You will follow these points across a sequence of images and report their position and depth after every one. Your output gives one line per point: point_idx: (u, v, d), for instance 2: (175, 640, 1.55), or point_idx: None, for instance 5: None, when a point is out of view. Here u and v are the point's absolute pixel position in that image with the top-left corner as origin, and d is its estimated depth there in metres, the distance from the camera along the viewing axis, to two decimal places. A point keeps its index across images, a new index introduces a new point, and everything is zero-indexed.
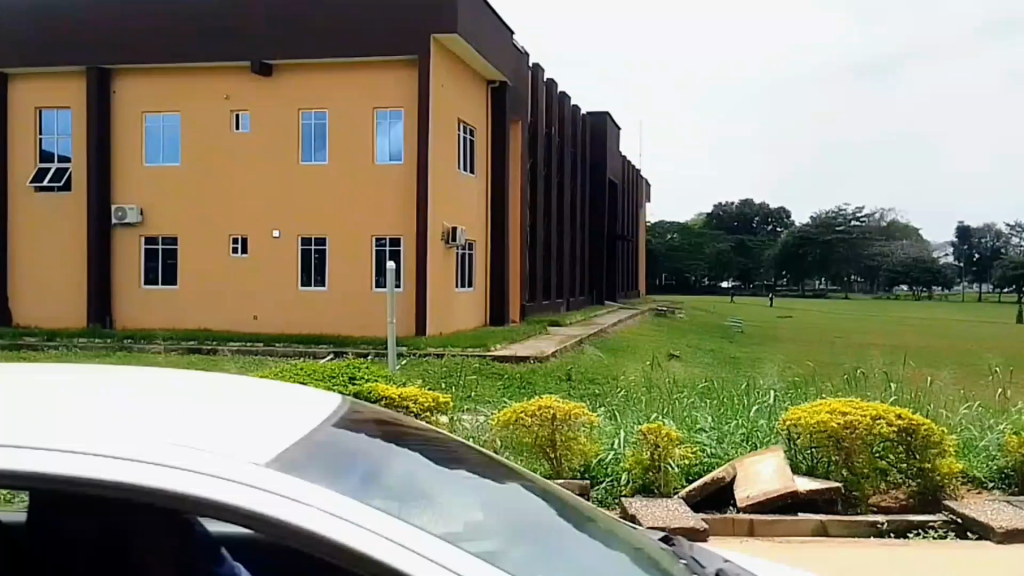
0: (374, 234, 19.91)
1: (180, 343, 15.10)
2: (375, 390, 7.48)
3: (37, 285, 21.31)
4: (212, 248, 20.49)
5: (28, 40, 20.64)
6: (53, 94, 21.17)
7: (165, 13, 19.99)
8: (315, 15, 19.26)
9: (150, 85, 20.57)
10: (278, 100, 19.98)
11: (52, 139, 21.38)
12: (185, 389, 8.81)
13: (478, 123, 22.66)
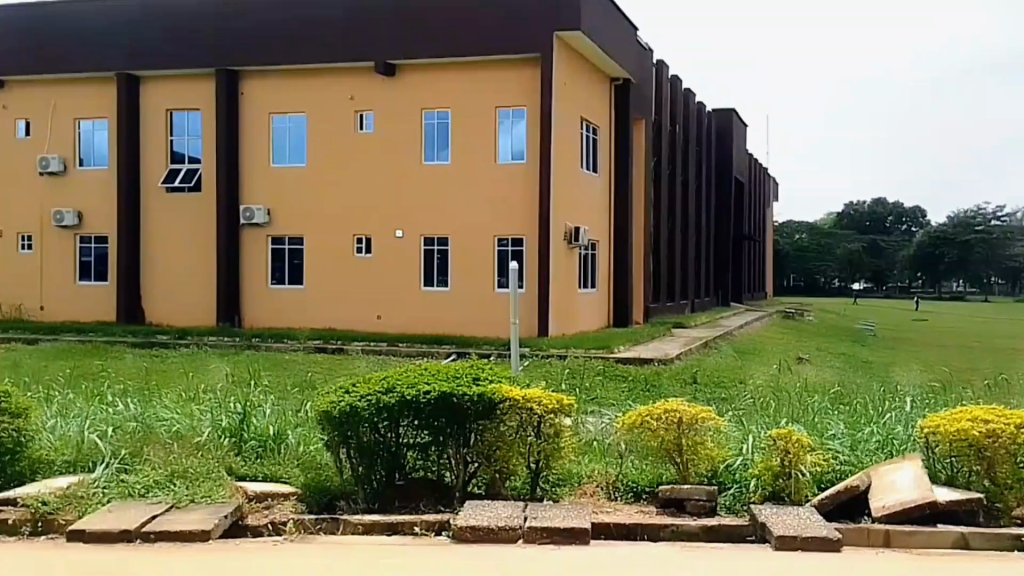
0: (495, 234, 20.06)
1: (308, 342, 15.34)
2: (499, 391, 6.98)
3: (165, 285, 22.06)
4: (339, 247, 20.97)
5: (158, 43, 21.34)
6: (182, 96, 21.85)
7: (289, 15, 20.46)
8: (436, 16, 19.54)
9: (278, 87, 21.09)
10: (399, 100, 20.34)
11: (182, 140, 22.05)
12: (311, 389, 8.95)
13: (602, 122, 22.65)
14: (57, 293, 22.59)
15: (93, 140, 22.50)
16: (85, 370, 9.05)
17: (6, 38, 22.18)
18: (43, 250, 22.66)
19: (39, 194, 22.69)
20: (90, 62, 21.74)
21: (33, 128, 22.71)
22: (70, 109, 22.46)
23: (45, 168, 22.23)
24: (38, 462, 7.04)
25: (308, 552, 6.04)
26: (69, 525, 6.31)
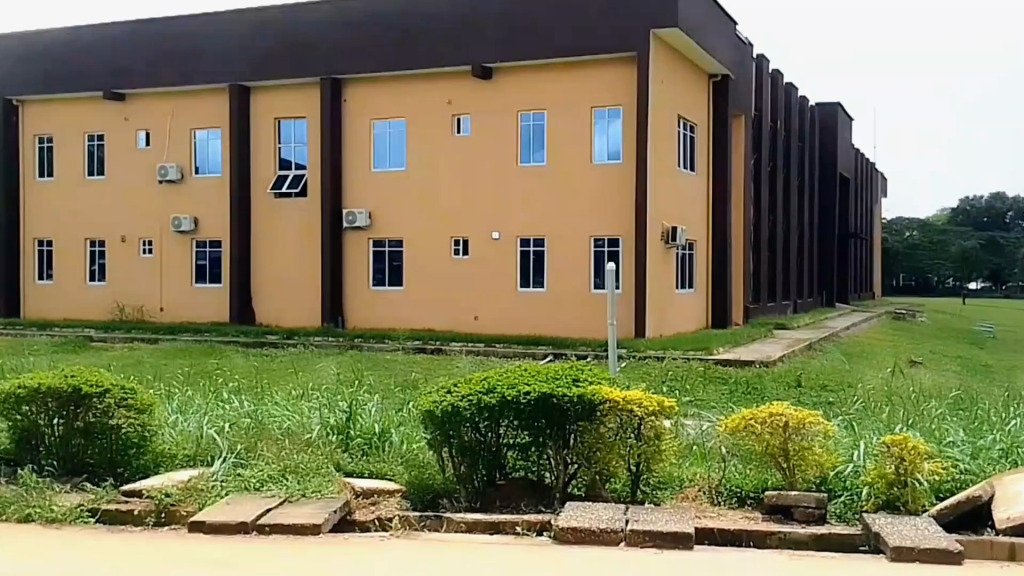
0: (591, 235, 20.01)
1: (408, 343, 15.70)
2: (599, 392, 6.94)
3: (271, 286, 23.00)
4: (435, 249, 21.36)
5: (265, 54, 22.23)
6: (287, 105, 22.68)
7: (388, 22, 20.95)
8: (532, 18, 19.65)
9: (379, 92, 21.63)
10: (496, 103, 20.57)
11: (289, 148, 22.86)
12: (414, 389, 9.16)
13: (700, 118, 22.29)
14: (174, 295, 23.78)
15: (207, 149, 23.60)
16: (202, 368, 9.52)
17: (127, 54, 23.56)
18: (161, 255, 23.90)
19: (157, 201, 23.95)
20: (203, 74, 22.84)
21: (152, 139, 24.00)
22: (185, 119, 23.64)
23: (163, 176, 23.46)
24: (161, 456, 7.43)
25: (422, 548, 6.18)
26: (189, 516, 6.63)
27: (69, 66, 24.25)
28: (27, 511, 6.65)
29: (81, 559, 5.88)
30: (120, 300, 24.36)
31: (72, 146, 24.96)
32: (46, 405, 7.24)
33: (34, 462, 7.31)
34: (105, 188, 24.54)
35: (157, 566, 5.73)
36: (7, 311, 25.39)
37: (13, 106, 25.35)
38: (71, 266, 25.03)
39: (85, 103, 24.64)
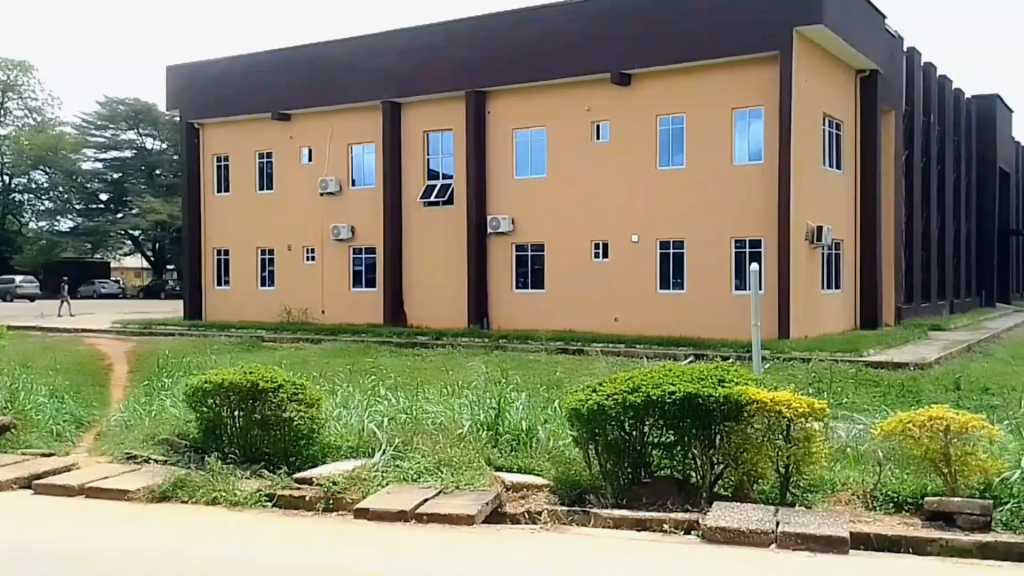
0: (733, 236, 19.74)
1: (552, 344, 16.05)
2: (746, 394, 6.95)
3: (419, 291, 24.06)
4: (576, 252, 21.65)
5: (412, 71, 23.28)
6: (432, 118, 23.63)
7: (527, 35, 21.51)
8: (670, 23, 19.64)
9: (519, 103, 22.23)
10: (636, 109, 20.69)
11: (436, 159, 23.81)
12: (560, 388, 9.46)
13: (846, 116, 21.52)
14: (336, 297, 25.19)
15: (363, 162, 24.95)
16: (361, 366, 10.18)
17: (291, 77, 25.25)
18: (324, 262, 25.43)
19: (320, 212, 25.48)
20: (357, 93, 24.15)
21: (314, 155, 25.60)
22: (342, 136, 25.09)
23: (324, 189, 24.97)
24: (328, 447, 8.05)
25: (574, 542, 6.40)
26: (354, 503, 7.15)
27: (241, 91, 26.27)
28: (215, 494, 7.39)
29: (270, 538, 6.50)
30: (287, 304, 26.07)
31: (243, 163, 27.02)
32: (229, 398, 8.01)
33: (219, 450, 8.11)
34: (272, 201, 26.39)
35: (333, 546, 6.25)
36: (192, 314, 27.68)
37: (196, 129, 27.67)
38: (246, 273, 27.08)
39: (251, 125, 26.65)
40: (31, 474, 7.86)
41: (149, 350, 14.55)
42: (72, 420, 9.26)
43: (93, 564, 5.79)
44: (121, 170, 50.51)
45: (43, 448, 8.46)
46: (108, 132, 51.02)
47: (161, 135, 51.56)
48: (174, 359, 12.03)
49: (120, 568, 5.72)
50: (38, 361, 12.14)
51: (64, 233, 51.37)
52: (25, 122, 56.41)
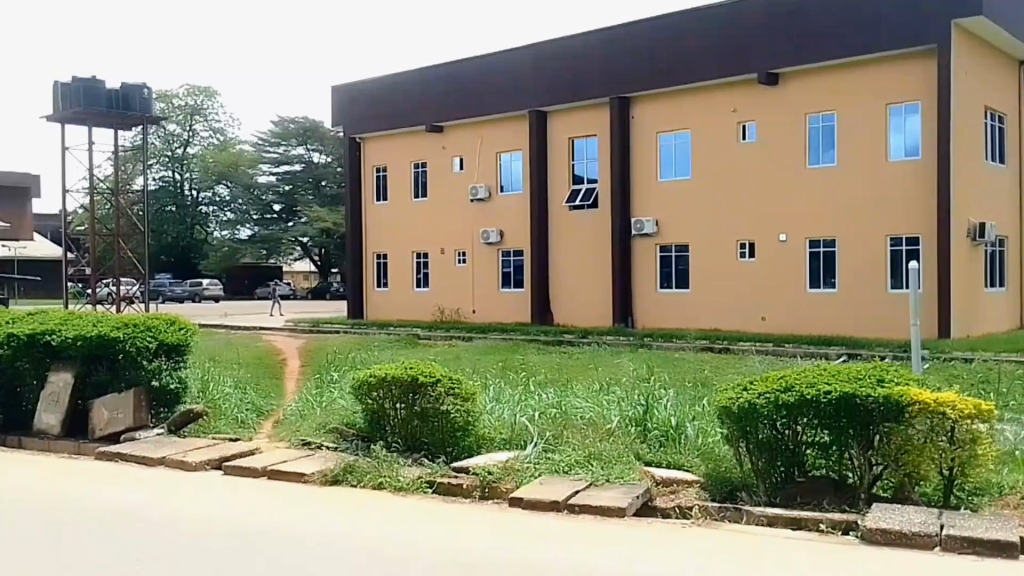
0: (888, 234, 19.02)
1: (696, 343, 16.10)
2: (907, 394, 6.80)
3: (565, 291, 24.59)
4: (723, 252, 21.50)
5: (556, 80, 23.86)
6: (576, 124, 24.11)
7: (669, 41, 21.62)
8: (818, 22, 19.26)
9: (663, 107, 22.35)
10: (783, 108, 20.38)
11: (581, 164, 24.26)
12: (708, 385, 9.64)
13: (1011, 108, 20.24)
14: (486, 298, 26.13)
15: (510, 169, 25.76)
16: (510, 361, 10.70)
17: (443, 91, 26.38)
18: (475, 264, 26.40)
19: (471, 217, 26.46)
20: (504, 103, 24.99)
21: (465, 163, 26.62)
22: (492, 145, 25.97)
23: (474, 196, 25.99)
24: (482, 439, 8.53)
25: (726, 538, 6.51)
26: (509, 493, 7.54)
27: (396, 105, 27.65)
28: (381, 479, 7.97)
29: (441, 519, 6.96)
30: (441, 304, 27.17)
31: (399, 173, 28.45)
32: (391, 391, 8.61)
33: (384, 439, 8.72)
34: (424, 209, 27.72)
35: (494, 531, 6.63)
36: (354, 313, 29.23)
37: (356, 142, 29.29)
38: (403, 274, 28.43)
39: (403, 138, 28.09)
40: (221, 457, 8.76)
41: (317, 346, 15.68)
42: (253, 409, 10.41)
43: (281, 537, 6.44)
44: (291, 183, 54.13)
45: (231, 433, 9.61)
46: (280, 148, 54.57)
47: (327, 150, 54.52)
48: (341, 354, 13.02)
49: (305, 541, 6.34)
50: (226, 355, 13.44)
51: (243, 241, 55.49)
52: (210, 142, 61.07)
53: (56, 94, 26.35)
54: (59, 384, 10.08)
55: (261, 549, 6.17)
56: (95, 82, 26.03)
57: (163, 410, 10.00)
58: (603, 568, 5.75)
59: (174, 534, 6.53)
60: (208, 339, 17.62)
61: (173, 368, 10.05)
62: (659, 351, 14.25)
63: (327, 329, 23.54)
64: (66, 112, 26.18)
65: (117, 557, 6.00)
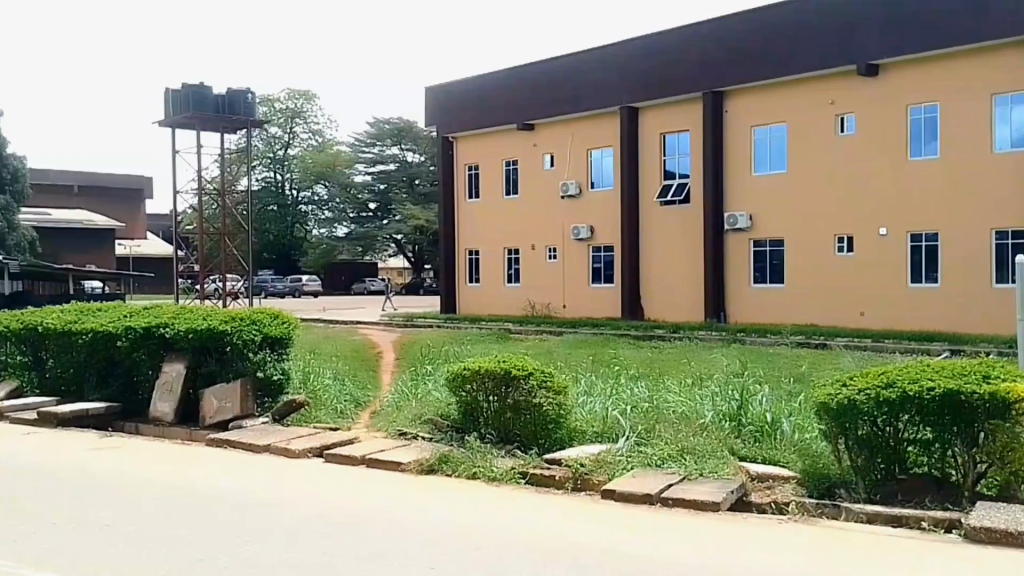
0: (993, 227, 18.44)
1: (790, 338, 15.80)
2: (1014, 391, 6.55)
3: (656, 287, 24.62)
4: (821, 245, 21.19)
5: (648, 77, 23.83)
6: (669, 120, 24.11)
7: (763, 35, 21.45)
8: (919, 12, 18.82)
9: (759, 100, 22.13)
10: (882, 100, 19.93)
11: (673, 160, 24.27)
12: (803, 380, 9.60)
13: None
14: (577, 293, 26.27)
15: (601, 166, 25.93)
16: (602, 358, 10.90)
17: (535, 90, 26.63)
18: (565, 260, 26.62)
19: (561, 214, 26.72)
20: (596, 101, 25.08)
21: (557, 160, 26.84)
22: (583, 142, 26.16)
23: (565, 192, 26.20)
24: (574, 432, 8.65)
25: (822, 533, 6.46)
26: (602, 485, 7.61)
27: (488, 106, 27.99)
28: (475, 469, 8.16)
29: (538, 508, 7.13)
30: (531, 299, 27.42)
31: (490, 170, 28.83)
32: (484, 384, 8.80)
33: (477, 431, 8.93)
34: (512, 207, 28.14)
35: (585, 521, 6.71)
36: (446, 308, 29.81)
37: (450, 142, 29.74)
38: (494, 269, 28.79)
39: (492, 138, 28.55)
40: (321, 445, 9.16)
41: (411, 340, 16.11)
42: (351, 400, 10.85)
43: (379, 521, 6.70)
44: (387, 182, 55.75)
45: (331, 422, 10.07)
46: (376, 148, 56.31)
47: (421, 149, 56.41)
48: (435, 348, 13.42)
49: (400, 526, 6.57)
50: (325, 348, 14.02)
51: (341, 239, 57.11)
52: (309, 143, 62.43)
53: (168, 101, 27.73)
54: (172, 374, 10.71)
55: (359, 532, 6.44)
56: (204, 87, 27.37)
57: (267, 400, 10.52)
58: (691, 561, 5.76)
59: (277, 518, 6.85)
60: (306, 332, 18.32)
61: (277, 360, 10.59)
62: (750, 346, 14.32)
63: (422, 322, 24.21)
64: (177, 117, 27.55)
65: (229, 535, 6.38)
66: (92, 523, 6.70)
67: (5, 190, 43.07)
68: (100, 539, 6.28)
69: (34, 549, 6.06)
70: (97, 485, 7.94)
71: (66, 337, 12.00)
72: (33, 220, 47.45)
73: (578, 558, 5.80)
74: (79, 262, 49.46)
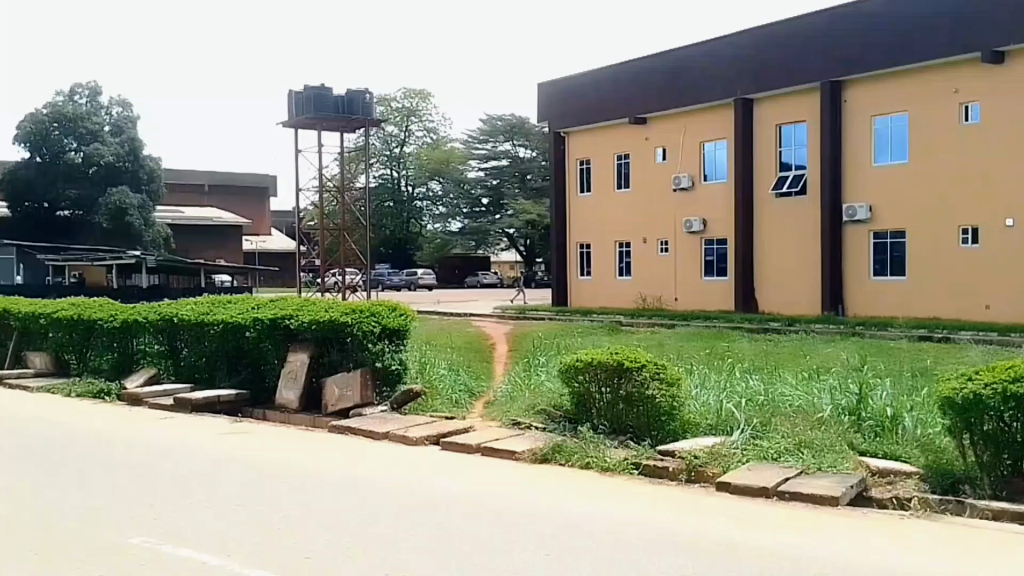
0: None
1: (912, 332, 15.22)
2: None
3: (771, 279, 24.21)
4: (944, 237, 20.32)
5: (763, 68, 23.42)
6: (785, 111, 23.57)
7: (882, 23, 20.74)
8: None
9: (877, 89, 21.37)
10: (1010, 87, 18.95)
11: (789, 151, 23.74)
12: (926, 374, 9.36)
13: None
14: (690, 287, 26.12)
15: (714, 159, 25.62)
16: (718, 352, 10.97)
17: (647, 84, 26.52)
18: (677, 254, 26.45)
19: (672, 207, 26.57)
20: (710, 93, 24.79)
21: (669, 154, 26.63)
22: (696, 135, 25.88)
23: (678, 185, 26.01)
24: (688, 424, 8.69)
25: (943, 530, 6.30)
26: (717, 476, 7.61)
27: (598, 102, 28.03)
28: (588, 459, 8.31)
29: (656, 499, 7.22)
30: (642, 292, 27.38)
31: (601, 164, 28.83)
32: (597, 375, 8.95)
33: (590, 422, 9.09)
34: (621, 201, 28.16)
35: (694, 514, 6.75)
36: (557, 300, 30.16)
37: (561, 137, 29.88)
38: (604, 262, 28.85)
39: (601, 133, 28.60)
40: (437, 433, 9.53)
41: (523, 332, 16.44)
42: (466, 390, 11.27)
43: (495, 508, 6.94)
44: (499, 177, 56.44)
45: (447, 411, 10.48)
46: (489, 145, 57.13)
47: (533, 145, 56.74)
48: (548, 340, 13.69)
49: (510, 513, 6.78)
50: (441, 339, 14.51)
51: (454, 233, 57.99)
52: (424, 140, 64.30)
53: (290, 102, 28.98)
54: (296, 364, 11.31)
55: (477, 515, 6.73)
56: (324, 89, 28.55)
57: (385, 389, 10.99)
58: (799, 554, 5.74)
59: (394, 502, 7.17)
60: (421, 323, 18.92)
61: (394, 350, 11.03)
62: (870, 340, 13.99)
63: (533, 315, 24.64)
64: (299, 118, 28.75)
65: (357, 516, 6.75)
66: (225, 502, 7.16)
67: (142, 189, 46.42)
68: (230, 516, 6.71)
69: (182, 525, 6.47)
70: (229, 468, 8.49)
71: (198, 328, 12.86)
72: (167, 217, 50.69)
73: (686, 549, 5.85)
74: (209, 256, 52.55)
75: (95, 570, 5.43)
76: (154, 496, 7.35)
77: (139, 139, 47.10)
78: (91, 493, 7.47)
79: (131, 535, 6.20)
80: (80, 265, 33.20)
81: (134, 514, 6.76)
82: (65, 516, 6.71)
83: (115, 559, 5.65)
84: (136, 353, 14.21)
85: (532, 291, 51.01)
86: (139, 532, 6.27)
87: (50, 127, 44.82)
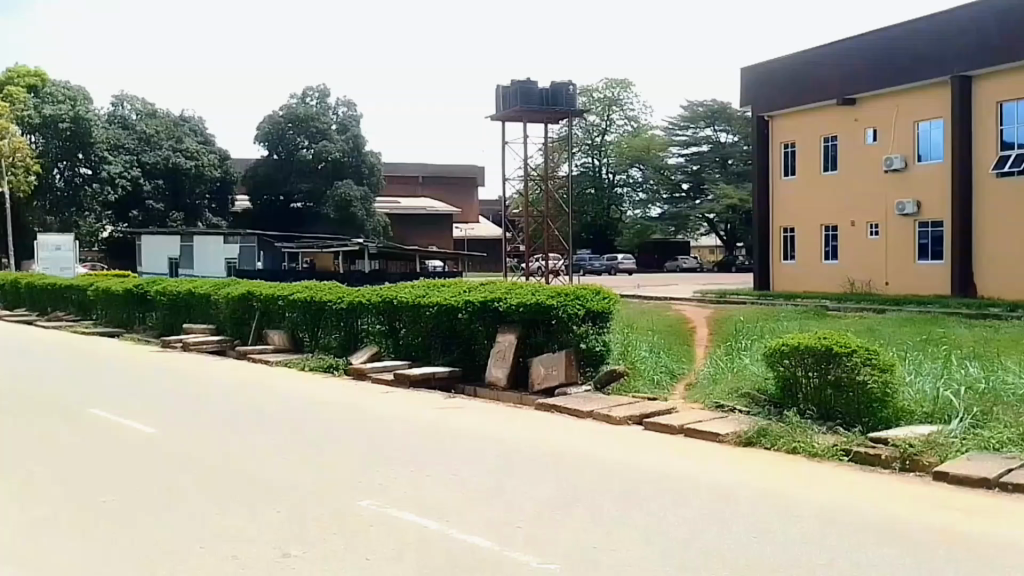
0: None
1: None
2: None
3: (993, 262, 22.30)
4: None
5: (991, 39, 21.47)
6: (1008, 87, 21.60)
7: None
8: None
9: None
10: None
11: (1010, 130, 21.82)
12: None
13: None
14: (904, 268, 24.47)
15: (928, 139, 23.84)
16: (933, 337, 10.58)
17: (857, 63, 25.04)
18: (889, 236, 24.85)
19: (885, 187, 24.91)
20: (931, 69, 22.95)
21: (880, 134, 25.02)
22: (910, 114, 24.13)
23: (889, 166, 24.36)
24: (902, 411, 8.48)
25: None
26: (934, 466, 7.39)
27: (806, 82, 26.79)
28: (795, 444, 8.34)
29: (863, 486, 7.17)
30: (852, 276, 25.95)
31: (806, 145, 27.57)
32: (804, 361, 8.92)
33: (797, 407, 9.09)
34: (827, 182, 26.81)
35: (905, 502, 6.66)
36: (760, 285, 29.27)
37: (765, 120, 28.90)
38: (810, 245, 27.61)
39: (806, 115, 27.37)
40: (641, 414, 9.93)
41: (723, 316, 16.42)
42: (667, 371, 11.66)
43: (693, 487, 7.23)
44: (700, 163, 55.86)
45: (649, 392, 10.92)
46: (689, 131, 56.49)
47: (735, 129, 55.64)
48: (748, 325, 13.67)
49: (710, 491, 7.07)
50: (643, 323, 14.90)
51: (654, 218, 57.98)
52: (625, 129, 64.40)
53: (499, 97, 30.33)
54: (505, 344, 12.10)
55: (677, 492, 7.08)
56: (531, 83, 29.64)
57: (590, 369, 11.57)
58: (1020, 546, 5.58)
59: (600, 475, 7.68)
60: (624, 307, 19.39)
61: (598, 332, 11.63)
62: None
63: (735, 299, 24.21)
64: (505, 112, 30.11)
65: (563, 488, 7.30)
66: (444, 470, 8.02)
67: (364, 182, 50.59)
68: (447, 484, 7.51)
69: (402, 492, 7.27)
70: (443, 441, 9.36)
71: (415, 310, 14.07)
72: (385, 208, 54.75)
73: (892, 535, 5.85)
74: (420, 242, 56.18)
75: (332, 525, 6.34)
76: (382, 463, 8.35)
77: (362, 136, 51.20)
78: (329, 457, 8.62)
79: (363, 498, 7.08)
80: (311, 251, 36.68)
81: (367, 478, 7.77)
82: (312, 476, 7.85)
83: (352, 515, 6.61)
84: (361, 332, 15.80)
85: (735, 276, 49.81)
86: (369, 496, 7.16)
87: (286, 127, 49.80)
